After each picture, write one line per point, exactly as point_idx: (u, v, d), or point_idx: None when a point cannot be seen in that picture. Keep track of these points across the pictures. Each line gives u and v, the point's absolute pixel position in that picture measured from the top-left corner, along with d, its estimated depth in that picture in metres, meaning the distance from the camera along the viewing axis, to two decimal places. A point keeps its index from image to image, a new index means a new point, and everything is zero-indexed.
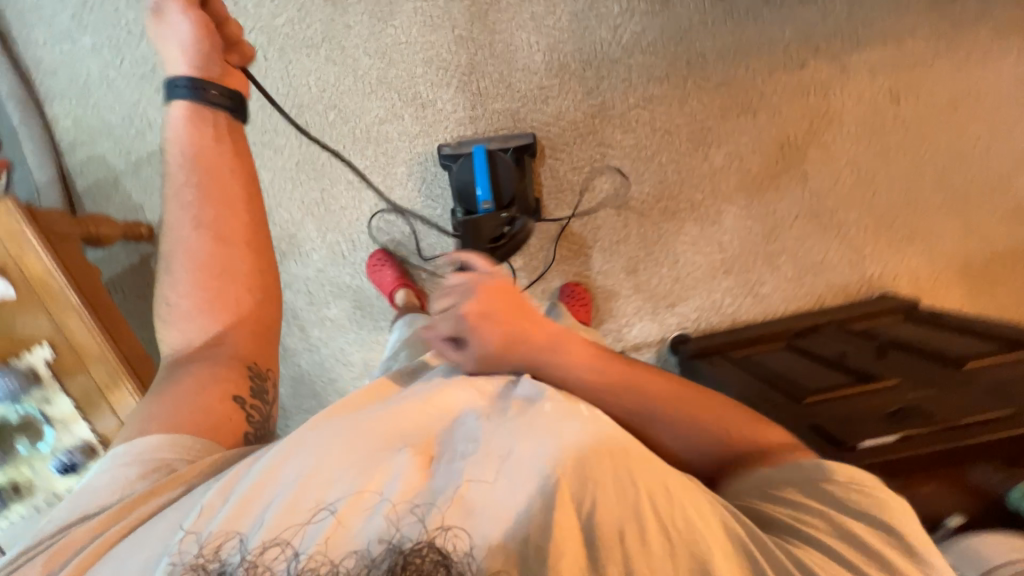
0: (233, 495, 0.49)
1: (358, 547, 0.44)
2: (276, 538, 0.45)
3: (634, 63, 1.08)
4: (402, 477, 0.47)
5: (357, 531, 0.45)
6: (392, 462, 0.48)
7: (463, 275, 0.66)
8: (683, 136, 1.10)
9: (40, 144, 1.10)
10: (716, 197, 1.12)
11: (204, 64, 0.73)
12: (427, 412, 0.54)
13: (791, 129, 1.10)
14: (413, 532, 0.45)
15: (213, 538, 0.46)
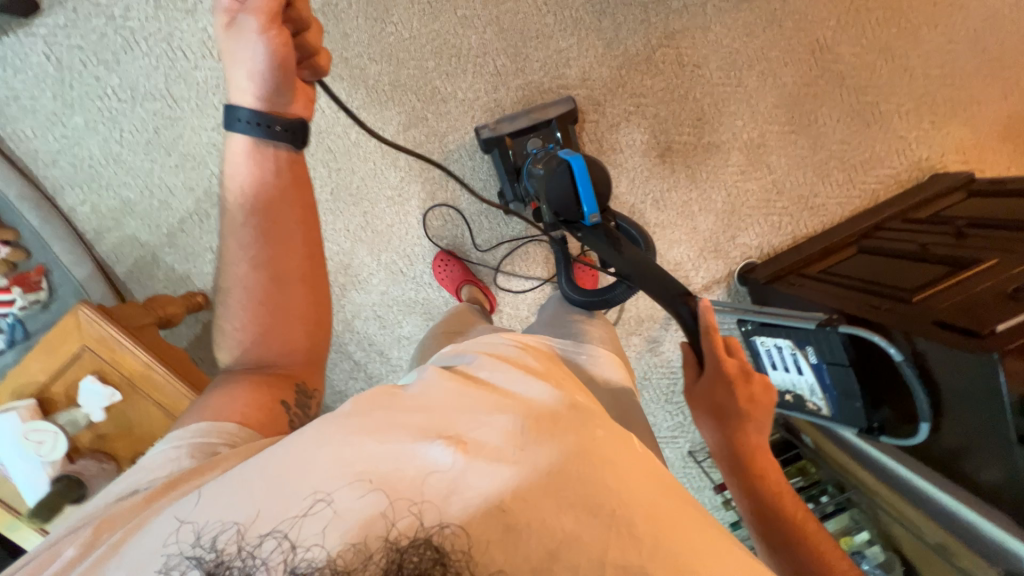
0: (239, 476, 0.41)
1: (360, 543, 0.38)
2: (273, 530, 0.38)
3: (649, 1, 1.03)
4: (429, 474, 0.40)
5: (353, 520, 0.38)
6: (420, 457, 0.41)
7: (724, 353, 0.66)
8: (713, 65, 1.07)
9: (67, 240, 1.05)
10: (757, 120, 1.10)
11: (274, 97, 0.55)
12: (466, 397, 0.46)
13: (819, 30, 1.06)
14: (412, 528, 0.39)
15: (211, 531, 0.39)
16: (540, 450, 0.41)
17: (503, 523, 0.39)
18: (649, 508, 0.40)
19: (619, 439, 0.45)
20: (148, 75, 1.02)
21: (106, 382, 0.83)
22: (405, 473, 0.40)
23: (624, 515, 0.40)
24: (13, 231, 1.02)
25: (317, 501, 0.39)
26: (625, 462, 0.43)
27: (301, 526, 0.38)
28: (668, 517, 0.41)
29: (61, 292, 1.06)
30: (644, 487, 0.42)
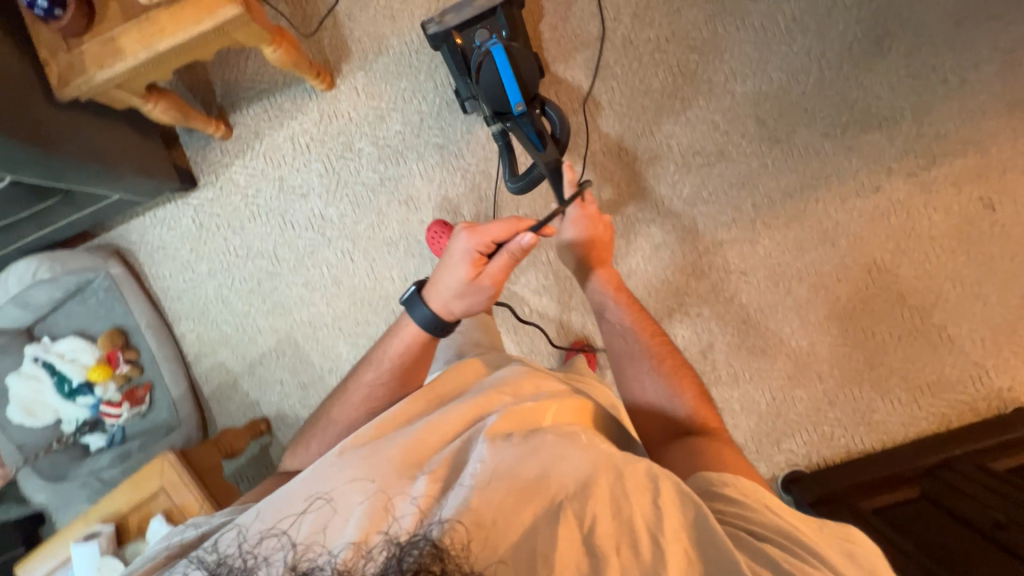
0: (275, 504, 0.59)
1: (354, 539, 0.51)
2: (283, 533, 0.54)
3: (699, 213, 1.10)
4: (419, 491, 0.56)
5: (350, 523, 0.53)
6: (413, 483, 0.57)
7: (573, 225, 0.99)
8: (761, 275, 1.09)
9: (172, 363, 1.25)
10: (807, 329, 1.09)
11: (471, 308, 0.83)
12: (446, 439, 0.65)
13: (876, 252, 1.06)
14: (401, 525, 0.52)
15: (229, 540, 0.56)
16: (500, 460, 0.57)
17: (473, 514, 0.51)
18: (589, 490, 0.53)
19: (564, 440, 0.60)
20: (263, 238, 1.24)
21: (169, 522, 0.95)
22: (393, 480, 0.58)
23: (570, 497, 0.53)
24: (136, 351, 1.24)
25: (319, 501, 0.57)
26: (567, 459, 0.57)
27: (306, 527, 0.55)
28: (606, 496, 0.53)
29: (158, 405, 1.24)
30: (584, 466, 0.56)
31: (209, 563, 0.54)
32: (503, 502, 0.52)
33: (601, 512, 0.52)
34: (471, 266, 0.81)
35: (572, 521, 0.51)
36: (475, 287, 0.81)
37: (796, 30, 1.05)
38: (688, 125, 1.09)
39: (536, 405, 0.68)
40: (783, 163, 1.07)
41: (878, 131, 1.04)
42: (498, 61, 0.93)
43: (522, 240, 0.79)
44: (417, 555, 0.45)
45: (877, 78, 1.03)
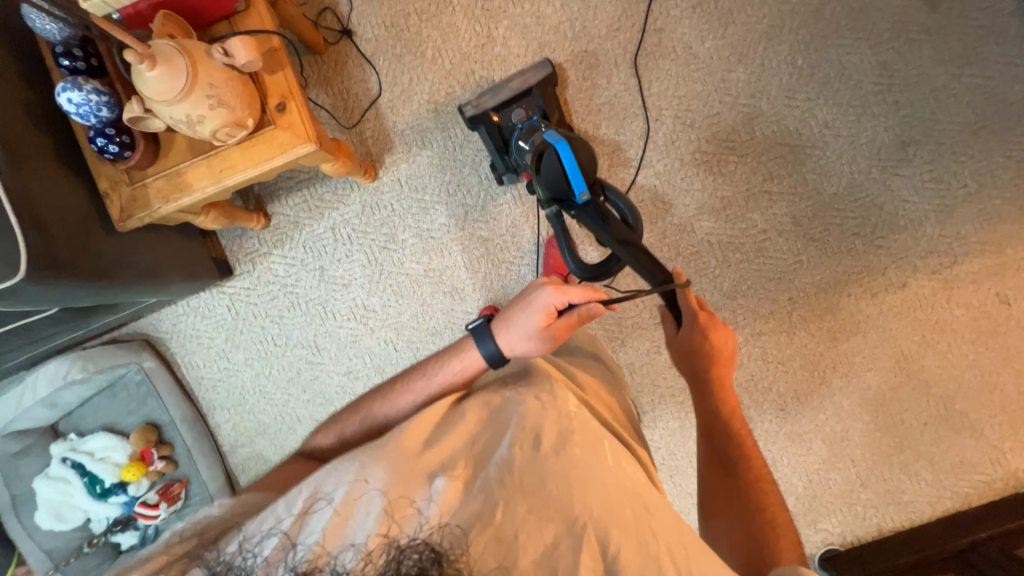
0: (281, 506, 0.59)
1: (358, 541, 0.53)
2: (289, 533, 0.55)
3: (738, 306, 1.14)
4: (438, 496, 0.57)
5: (359, 526, 0.54)
6: (430, 485, 0.58)
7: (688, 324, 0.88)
8: (797, 366, 1.15)
9: (209, 457, 1.22)
10: (840, 415, 1.15)
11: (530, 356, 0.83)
12: (465, 441, 0.65)
13: (903, 344, 1.12)
14: (411, 528, 0.54)
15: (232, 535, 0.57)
16: (520, 469, 0.60)
17: (491, 529, 0.54)
18: (612, 518, 0.57)
19: (585, 457, 0.62)
20: (302, 327, 1.22)
21: None
22: (406, 485, 0.58)
23: (592, 522, 0.57)
24: (170, 446, 1.21)
25: (322, 503, 0.57)
26: (590, 480, 0.60)
27: (308, 526, 0.56)
28: (627, 525, 0.57)
29: (194, 501, 1.21)
30: (610, 493, 0.60)
31: (207, 562, 0.55)
32: (521, 516, 0.56)
33: (623, 542, 0.56)
34: (544, 316, 0.79)
35: (592, 549, 0.55)
36: (545, 334, 0.80)
37: (829, 135, 1.10)
38: (727, 222, 1.13)
39: (557, 398, 0.68)
40: (818, 260, 1.12)
41: (905, 231, 1.10)
42: (559, 150, 0.80)
43: (592, 309, 0.80)
44: (416, 556, 0.50)
45: (904, 181, 1.10)
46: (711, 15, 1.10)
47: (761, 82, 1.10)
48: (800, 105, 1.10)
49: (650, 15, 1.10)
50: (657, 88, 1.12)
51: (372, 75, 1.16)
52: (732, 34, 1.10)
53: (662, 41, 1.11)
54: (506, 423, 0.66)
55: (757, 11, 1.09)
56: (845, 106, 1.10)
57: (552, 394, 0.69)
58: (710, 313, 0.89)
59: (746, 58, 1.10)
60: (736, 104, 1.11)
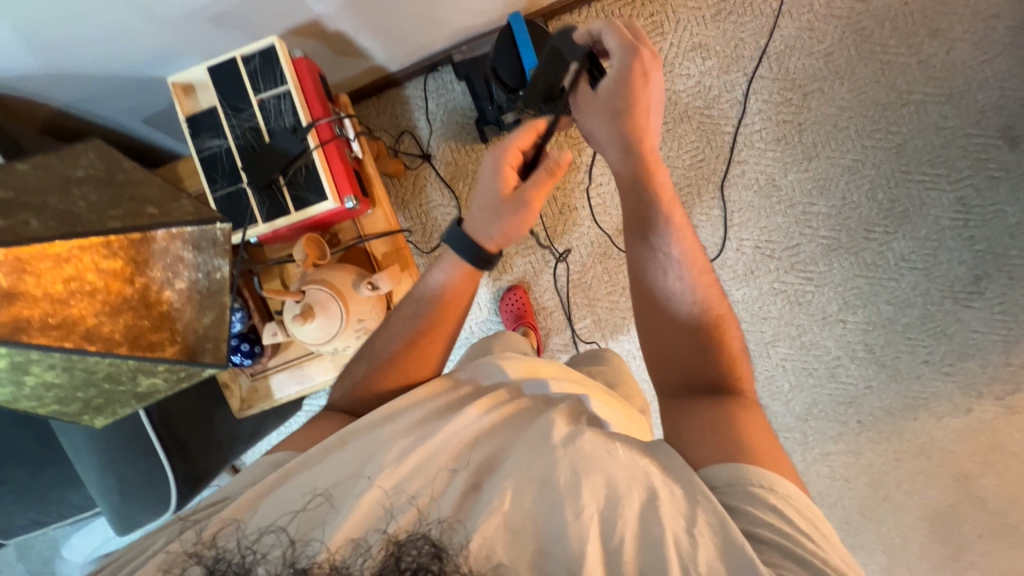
0: (276, 494, 0.50)
1: (356, 535, 0.43)
2: (275, 527, 0.46)
3: (808, 428, 1.19)
4: (447, 495, 0.46)
5: (348, 519, 0.44)
6: (442, 480, 0.48)
7: (620, 53, 0.64)
8: (862, 482, 1.20)
9: None
10: (900, 527, 1.21)
11: (512, 234, 0.63)
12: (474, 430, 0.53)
13: (964, 463, 1.18)
14: (410, 522, 0.44)
15: (227, 529, 0.47)
16: (531, 464, 0.48)
17: (500, 519, 0.44)
18: (626, 509, 0.44)
19: (603, 450, 0.49)
20: None
21: None
22: (416, 479, 0.48)
23: (602, 509, 0.45)
24: None
25: (317, 499, 0.48)
26: (603, 471, 0.47)
27: (306, 527, 0.46)
28: (633, 512, 0.44)
29: None
30: (618, 471, 0.47)
31: (206, 560, 0.43)
32: (537, 509, 0.45)
33: (626, 526, 0.44)
34: (504, 183, 0.61)
35: (596, 533, 0.43)
36: (514, 205, 0.60)
37: (904, 268, 1.13)
38: (801, 347, 1.16)
39: (570, 404, 0.58)
40: (888, 384, 1.16)
41: (972, 358, 1.14)
42: (514, 28, 0.84)
43: (557, 157, 0.60)
44: (417, 549, 0.39)
45: (974, 312, 1.13)
46: (793, 148, 1.11)
47: (841, 214, 1.12)
48: (877, 238, 1.12)
49: (734, 147, 1.11)
50: (738, 217, 1.13)
51: (451, 199, 1.14)
52: (814, 166, 1.11)
53: (745, 172, 1.11)
54: (530, 413, 0.56)
55: (839, 146, 1.10)
56: (920, 240, 1.12)
57: (564, 400, 0.59)
58: (652, 52, 0.66)
59: (826, 188, 1.11)
60: (815, 235, 1.13)
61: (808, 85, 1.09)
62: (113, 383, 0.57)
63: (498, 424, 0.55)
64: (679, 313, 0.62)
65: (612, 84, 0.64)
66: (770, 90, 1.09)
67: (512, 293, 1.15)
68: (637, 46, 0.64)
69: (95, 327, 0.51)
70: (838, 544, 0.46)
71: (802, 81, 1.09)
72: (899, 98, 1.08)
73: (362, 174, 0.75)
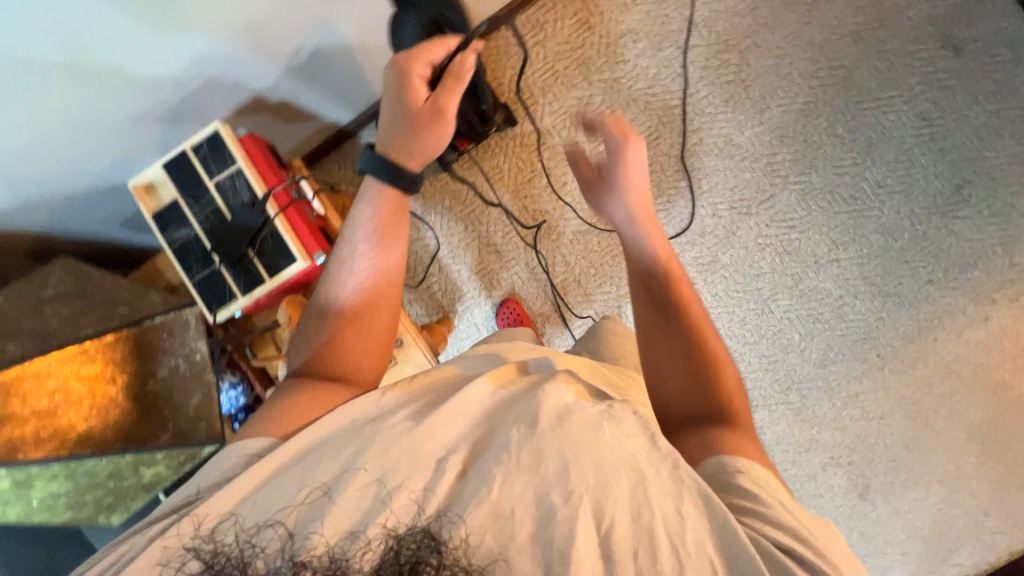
0: (270, 482, 0.47)
1: (350, 528, 0.43)
2: (271, 520, 0.45)
3: (830, 373, 1.17)
4: (435, 489, 0.45)
5: (337, 517, 0.44)
6: (431, 475, 0.46)
7: (612, 135, 0.75)
8: (899, 416, 1.17)
9: None
10: (950, 453, 1.17)
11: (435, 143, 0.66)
12: (463, 420, 0.51)
13: (998, 374, 1.15)
14: (406, 518, 0.43)
15: (224, 527, 0.45)
16: (521, 448, 0.47)
17: (487, 506, 0.44)
18: (612, 487, 0.44)
19: (592, 430, 0.47)
20: None
21: None
22: (405, 471, 0.47)
23: (591, 494, 0.44)
24: None
25: (312, 491, 0.46)
26: (589, 454, 0.46)
27: (302, 518, 0.45)
28: (622, 496, 0.44)
29: None
30: (612, 458, 0.46)
31: (205, 555, 0.42)
32: (528, 492, 0.45)
33: (615, 512, 0.43)
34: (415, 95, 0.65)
35: (585, 519, 0.43)
36: (431, 112, 0.65)
37: (883, 194, 1.12)
38: (802, 295, 1.15)
39: (555, 380, 0.55)
40: (898, 312, 1.15)
41: (976, 267, 1.13)
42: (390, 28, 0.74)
43: (465, 64, 0.65)
44: (415, 544, 0.41)
45: (964, 222, 1.12)
46: (744, 105, 1.12)
47: (807, 157, 1.12)
48: (848, 170, 1.12)
49: (685, 118, 1.12)
50: (707, 183, 1.13)
51: (426, 231, 1.17)
52: (768, 118, 1.12)
53: (702, 139, 1.13)
54: (523, 395, 0.53)
55: (788, 93, 1.11)
56: (892, 163, 1.11)
57: (550, 378, 0.56)
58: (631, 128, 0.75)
59: (786, 135, 1.12)
60: (786, 183, 1.13)
61: (742, 42, 1.11)
62: (118, 478, 0.64)
63: (489, 413, 0.52)
64: (674, 342, 0.61)
65: (609, 164, 0.75)
66: (706, 56, 1.11)
67: (504, 305, 1.15)
68: (629, 136, 0.74)
69: (90, 431, 0.58)
70: (843, 553, 0.45)
71: (735, 41, 1.11)
72: (834, 33, 1.09)
73: (329, 229, 0.77)
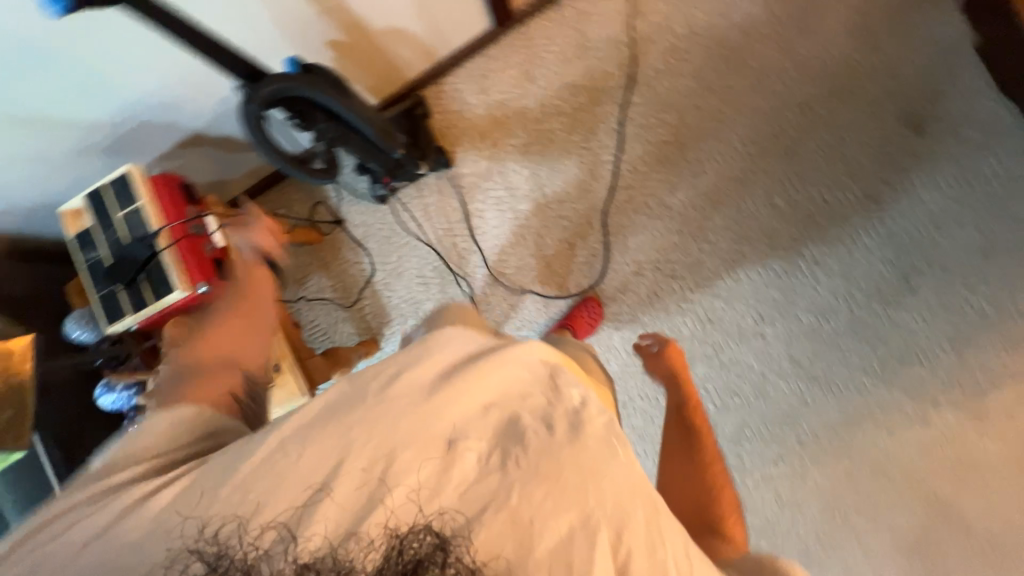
0: (272, 473, 0.46)
1: (359, 526, 0.44)
2: (273, 521, 0.44)
3: (744, 450, 1.12)
4: (457, 480, 0.47)
5: (360, 507, 0.45)
6: (450, 469, 0.47)
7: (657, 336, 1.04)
8: (817, 509, 1.10)
9: None
10: (871, 559, 1.08)
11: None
12: (477, 412, 0.51)
13: (934, 481, 1.05)
14: (411, 515, 0.45)
15: (226, 527, 0.44)
16: (538, 464, 0.48)
17: (506, 515, 0.46)
18: (624, 512, 0.49)
19: (605, 449, 0.51)
20: None
21: None
22: (418, 460, 0.47)
23: (608, 518, 0.48)
24: None
25: (317, 488, 0.45)
26: (606, 478, 0.50)
27: (297, 509, 0.45)
28: (642, 527, 0.49)
29: None
30: (630, 493, 0.50)
31: (208, 555, 0.42)
32: (542, 507, 0.47)
33: (634, 545, 0.48)
34: None
35: (604, 548, 0.47)
36: None
37: (820, 272, 1.06)
38: (721, 365, 1.12)
39: (560, 386, 0.56)
40: (824, 398, 1.08)
41: (920, 363, 1.04)
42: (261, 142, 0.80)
43: None
44: (417, 543, 0.43)
45: (909, 313, 1.04)
46: (679, 167, 1.10)
47: (741, 226, 1.09)
48: (782, 244, 1.08)
49: (617, 174, 1.13)
50: (633, 241, 1.13)
51: (364, 257, 1.25)
52: (703, 183, 1.10)
53: (633, 197, 1.12)
54: (528, 400, 0.53)
55: (726, 158, 1.08)
56: (833, 241, 1.06)
57: (553, 381, 0.56)
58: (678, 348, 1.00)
59: (722, 201, 1.09)
60: (716, 250, 1.10)
61: (683, 104, 1.09)
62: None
63: (498, 405, 0.52)
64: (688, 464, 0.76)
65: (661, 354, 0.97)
66: (645, 115, 1.11)
67: None
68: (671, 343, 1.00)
69: None
70: None
71: (676, 102, 1.10)
72: (781, 102, 1.06)
73: (231, 255, 0.87)
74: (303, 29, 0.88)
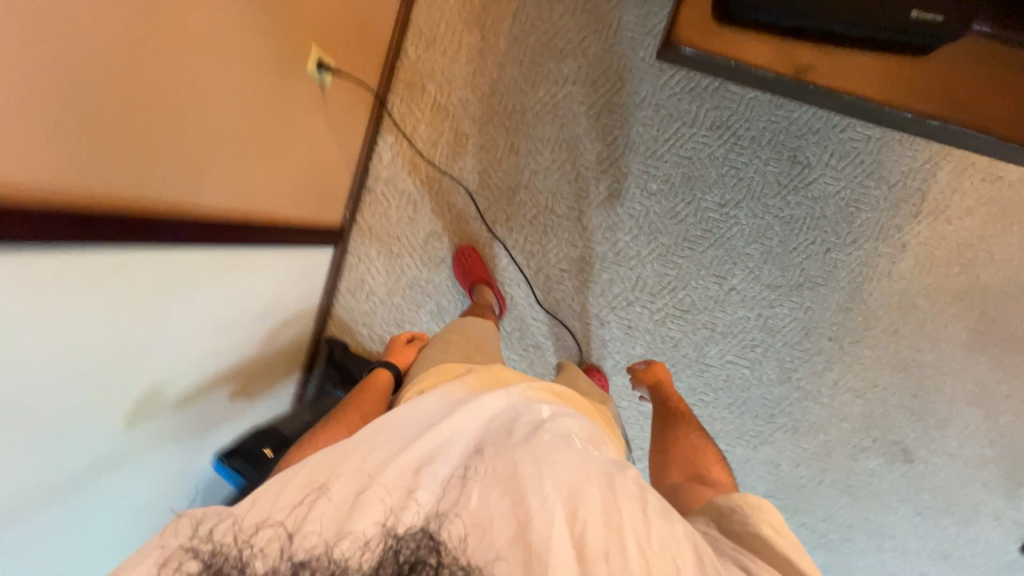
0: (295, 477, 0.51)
1: (360, 531, 0.48)
2: (270, 520, 0.48)
3: (798, 380, 1.14)
4: (429, 495, 0.52)
5: (355, 518, 0.48)
6: (424, 482, 0.53)
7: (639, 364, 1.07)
8: (889, 375, 1.12)
9: None
10: (960, 375, 1.11)
11: None
12: (455, 423, 0.59)
13: (951, 282, 1.08)
14: (415, 521, 0.50)
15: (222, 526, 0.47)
16: (497, 457, 0.55)
17: (467, 515, 0.50)
18: (581, 488, 0.52)
19: (564, 442, 0.57)
20: None
21: None
22: (399, 481, 0.52)
23: (563, 499, 0.51)
24: None
25: (313, 491, 0.50)
26: (563, 462, 0.54)
27: (303, 518, 0.48)
28: (597, 501, 0.52)
29: None
30: (580, 466, 0.55)
31: (205, 554, 0.45)
32: (500, 499, 0.51)
33: (588, 514, 0.50)
34: None
35: (562, 522, 0.50)
36: None
37: (731, 208, 1.10)
38: (724, 335, 1.14)
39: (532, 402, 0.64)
40: (820, 294, 1.10)
41: (862, 210, 1.07)
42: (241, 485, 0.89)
43: None
44: (415, 543, 0.48)
45: (820, 183, 1.07)
46: (560, 224, 1.13)
47: (645, 226, 1.12)
48: (685, 213, 1.11)
49: (521, 267, 1.16)
50: (578, 304, 1.16)
51: None
52: (588, 220, 1.13)
53: (548, 273, 1.15)
54: (501, 408, 0.62)
55: (589, 189, 1.12)
56: (719, 180, 1.09)
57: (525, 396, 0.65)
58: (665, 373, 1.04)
59: (616, 222, 1.12)
60: (643, 258, 1.13)
61: (522, 178, 1.13)
62: None
63: (476, 421, 0.60)
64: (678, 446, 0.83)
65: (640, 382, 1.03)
66: (502, 208, 1.14)
67: None
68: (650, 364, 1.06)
69: None
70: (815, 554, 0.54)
71: (515, 180, 1.13)
72: (589, 116, 1.10)
73: None
74: (196, 425, 0.86)
